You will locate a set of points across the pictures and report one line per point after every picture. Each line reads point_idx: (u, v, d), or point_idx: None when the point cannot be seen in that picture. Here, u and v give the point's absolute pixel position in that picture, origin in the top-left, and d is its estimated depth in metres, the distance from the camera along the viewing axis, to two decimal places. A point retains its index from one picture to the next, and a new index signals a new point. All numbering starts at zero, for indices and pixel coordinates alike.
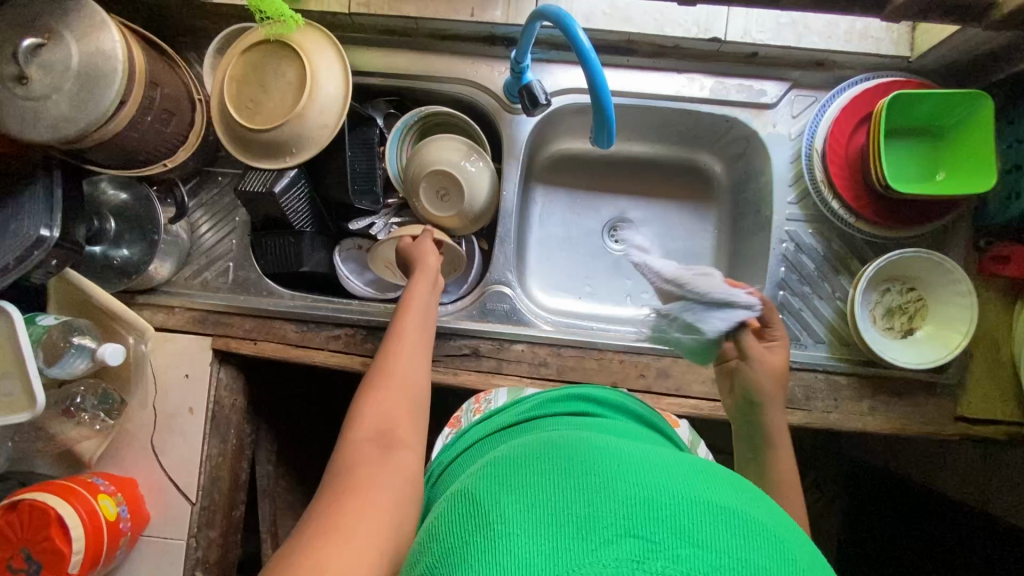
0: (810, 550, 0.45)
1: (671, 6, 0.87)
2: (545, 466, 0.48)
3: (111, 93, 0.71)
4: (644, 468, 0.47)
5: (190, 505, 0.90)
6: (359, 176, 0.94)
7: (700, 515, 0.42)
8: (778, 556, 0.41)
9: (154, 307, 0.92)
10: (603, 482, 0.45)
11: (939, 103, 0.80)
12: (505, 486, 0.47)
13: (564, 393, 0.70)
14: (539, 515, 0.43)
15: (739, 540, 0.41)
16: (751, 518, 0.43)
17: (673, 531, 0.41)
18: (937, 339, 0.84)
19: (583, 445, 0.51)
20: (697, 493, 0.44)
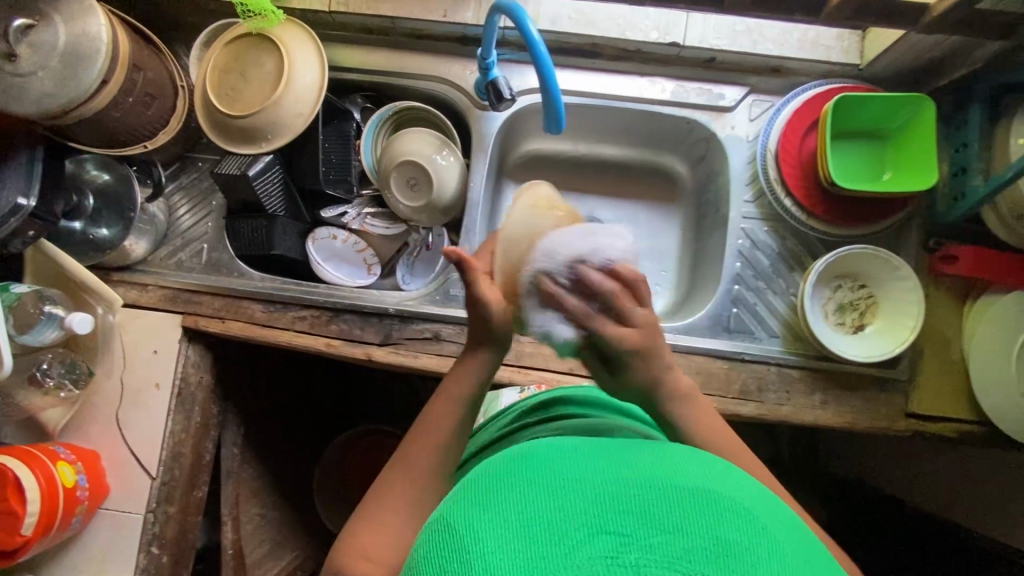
0: (787, 517, 0.42)
1: (634, 13, 0.93)
2: (505, 464, 0.44)
3: (94, 72, 0.75)
4: (610, 456, 0.44)
5: (151, 480, 0.91)
6: (334, 166, 0.99)
7: (670, 501, 0.39)
8: (752, 529, 0.39)
9: (128, 284, 0.95)
10: (571, 476, 0.41)
11: (884, 106, 0.84)
12: (465, 493, 0.42)
13: (545, 401, 0.71)
14: (505, 522, 0.38)
15: (711, 517, 0.38)
16: (720, 492, 0.41)
17: (643, 519, 0.38)
18: (885, 334, 0.87)
19: (544, 439, 0.47)
20: (665, 477, 0.41)
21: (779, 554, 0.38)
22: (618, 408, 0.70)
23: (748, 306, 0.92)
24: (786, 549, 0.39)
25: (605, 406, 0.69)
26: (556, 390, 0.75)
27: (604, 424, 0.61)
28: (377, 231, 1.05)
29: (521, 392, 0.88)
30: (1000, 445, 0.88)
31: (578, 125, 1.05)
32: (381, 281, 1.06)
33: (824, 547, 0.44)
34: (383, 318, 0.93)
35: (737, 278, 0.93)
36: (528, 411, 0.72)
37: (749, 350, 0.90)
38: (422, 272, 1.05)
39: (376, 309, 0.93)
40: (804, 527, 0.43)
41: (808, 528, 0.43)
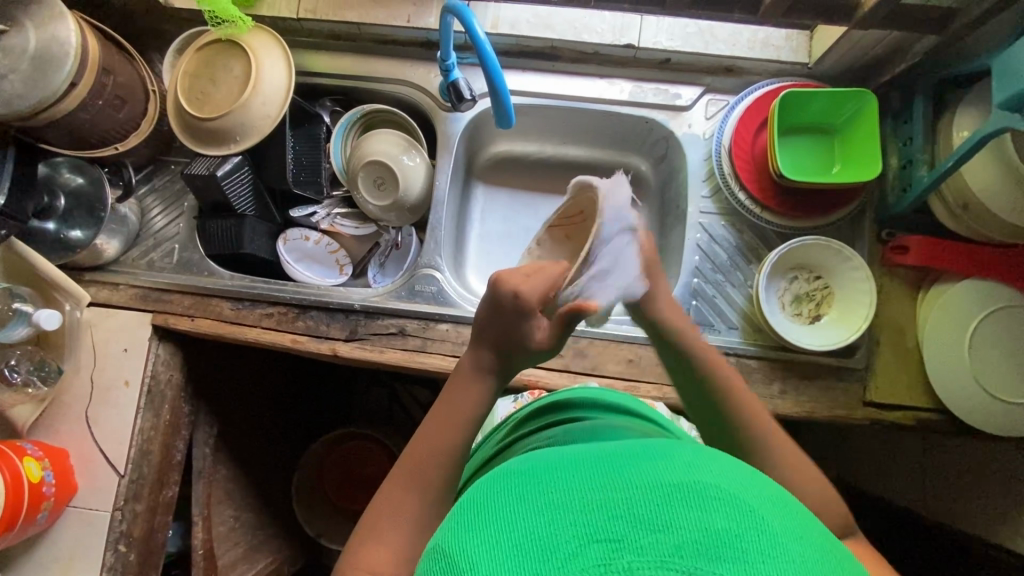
0: (784, 502, 0.41)
1: (589, 16, 0.96)
2: (496, 487, 0.43)
3: (62, 74, 0.78)
4: (601, 462, 0.42)
5: (118, 477, 0.92)
6: (304, 167, 1.02)
7: (658, 498, 0.37)
8: (741, 513, 0.37)
9: (99, 284, 0.97)
10: (559, 488, 0.40)
11: (829, 101, 0.87)
12: (457, 519, 0.41)
13: (545, 411, 0.72)
14: (497, 545, 0.37)
15: (700, 509, 0.37)
16: (707, 482, 0.39)
17: (632, 521, 0.36)
18: (841, 323, 0.89)
19: (534, 457, 0.46)
20: (651, 474, 0.40)
21: (771, 535, 0.36)
22: (615, 407, 0.70)
23: (707, 298, 0.94)
24: (782, 528, 0.37)
25: (602, 408, 0.70)
26: (554, 396, 0.76)
27: (595, 426, 0.62)
28: (348, 231, 1.08)
29: (515, 402, 0.91)
30: (959, 432, 0.88)
31: (543, 127, 1.08)
32: (352, 280, 1.08)
33: (828, 529, 0.41)
34: (349, 314, 0.95)
35: (697, 271, 0.95)
36: (528, 421, 0.74)
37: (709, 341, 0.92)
38: (392, 270, 1.07)
39: (342, 305, 0.94)
40: (805, 511, 0.41)
41: (812, 513, 0.41)
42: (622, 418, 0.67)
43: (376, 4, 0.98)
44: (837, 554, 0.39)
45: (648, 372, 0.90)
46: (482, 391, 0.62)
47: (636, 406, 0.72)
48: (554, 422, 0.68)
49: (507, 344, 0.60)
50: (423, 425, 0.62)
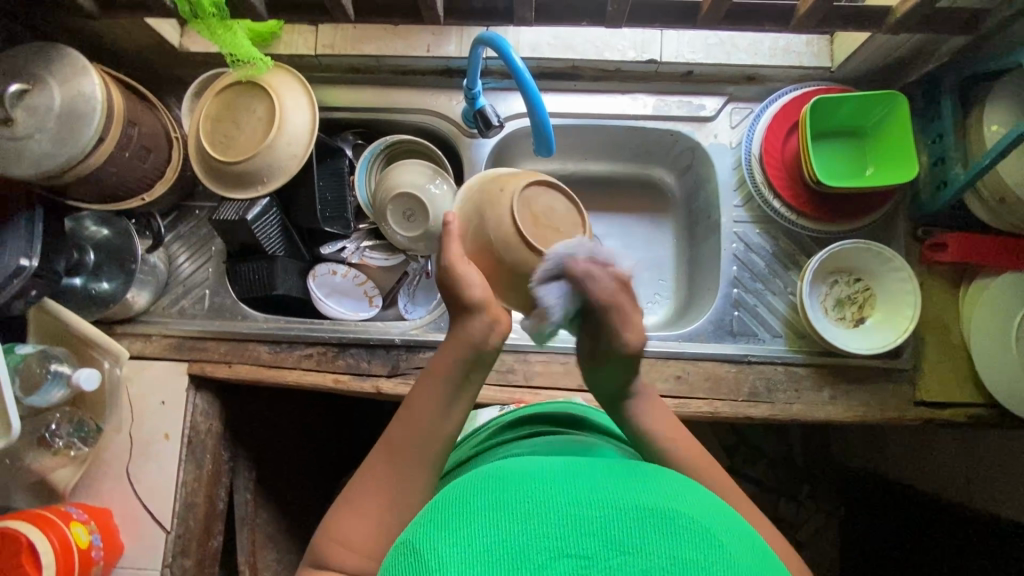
0: (747, 536, 0.44)
1: (610, 34, 0.96)
2: (480, 492, 0.46)
3: (90, 130, 0.77)
4: (579, 482, 0.46)
5: (165, 532, 0.90)
6: (329, 204, 0.99)
7: (630, 520, 0.41)
8: (708, 545, 0.40)
9: (132, 336, 0.95)
10: (539, 502, 0.43)
11: (858, 105, 0.87)
12: (439, 517, 0.44)
13: (522, 417, 0.72)
14: (476, 548, 0.40)
15: (669, 536, 0.41)
16: (679, 510, 0.43)
17: (602, 541, 0.40)
18: (886, 325, 0.89)
19: (515, 467, 0.49)
20: (624, 497, 0.44)
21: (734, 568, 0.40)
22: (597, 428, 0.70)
23: (749, 308, 0.93)
24: (744, 564, 0.41)
25: (583, 427, 0.70)
26: (533, 406, 0.76)
27: (579, 442, 0.62)
28: (376, 263, 1.07)
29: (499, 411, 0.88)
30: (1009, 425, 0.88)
31: (566, 146, 1.07)
32: (382, 312, 1.07)
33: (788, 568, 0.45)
34: (390, 349, 0.93)
35: (736, 281, 0.94)
36: (505, 427, 0.72)
37: (754, 351, 0.91)
38: (423, 299, 1.06)
39: (382, 340, 0.93)
40: (770, 551, 0.44)
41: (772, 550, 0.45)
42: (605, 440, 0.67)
43: (395, 35, 0.97)
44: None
45: (696, 387, 0.90)
46: (451, 344, 0.60)
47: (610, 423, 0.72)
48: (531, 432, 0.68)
49: (446, 288, 0.60)
50: (405, 401, 0.61)
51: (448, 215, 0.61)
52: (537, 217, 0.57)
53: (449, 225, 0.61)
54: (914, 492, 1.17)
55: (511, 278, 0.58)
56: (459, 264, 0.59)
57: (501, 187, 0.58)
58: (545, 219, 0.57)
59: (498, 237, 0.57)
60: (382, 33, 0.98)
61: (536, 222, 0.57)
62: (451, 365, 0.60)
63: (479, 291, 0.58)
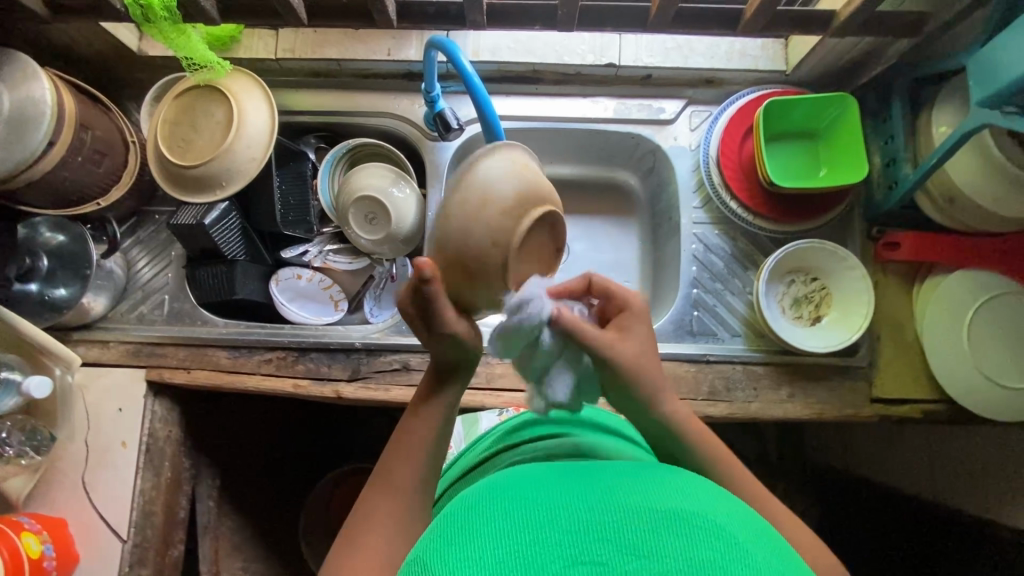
0: (763, 533, 0.43)
1: (569, 38, 0.97)
2: (486, 503, 0.45)
3: (39, 134, 0.77)
4: (588, 486, 0.45)
5: (122, 542, 0.88)
6: (292, 208, 1.00)
7: (645, 525, 0.40)
8: (723, 546, 0.39)
9: (89, 342, 0.94)
10: (549, 510, 0.42)
11: (810, 108, 0.89)
12: (443, 532, 0.43)
13: (528, 421, 0.71)
14: (485, 562, 0.39)
15: (687, 538, 0.39)
16: (694, 511, 0.42)
17: (618, 546, 0.39)
18: (841, 324, 0.90)
19: (522, 474, 0.49)
20: (638, 501, 0.43)
21: (753, 567, 0.39)
22: (599, 425, 0.69)
23: (708, 308, 0.94)
24: (763, 564, 0.39)
25: (587, 425, 0.69)
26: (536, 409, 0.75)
27: (587, 443, 0.61)
28: (341, 267, 1.07)
29: (499, 415, 0.87)
30: (965, 420, 0.90)
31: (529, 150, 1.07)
32: (349, 316, 1.06)
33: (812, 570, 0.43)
34: (350, 353, 0.93)
35: (695, 282, 0.95)
36: (511, 431, 0.71)
37: (714, 351, 0.92)
38: (389, 303, 1.06)
39: (343, 345, 0.93)
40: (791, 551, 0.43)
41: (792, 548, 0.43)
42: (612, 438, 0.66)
43: (355, 39, 0.98)
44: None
45: None
46: (443, 397, 0.59)
47: (613, 422, 0.72)
48: (539, 434, 0.67)
49: (437, 346, 0.57)
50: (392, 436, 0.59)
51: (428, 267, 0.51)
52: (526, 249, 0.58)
53: (431, 279, 0.52)
54: (880, 490, 1.18)
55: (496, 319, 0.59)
56: (451, 323, 0.55)
57: (485, 232, 0.55)
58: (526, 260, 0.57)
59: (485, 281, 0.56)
60: (342, 36, 0.98)
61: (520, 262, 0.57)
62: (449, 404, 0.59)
63: (479, 342, 0.58)
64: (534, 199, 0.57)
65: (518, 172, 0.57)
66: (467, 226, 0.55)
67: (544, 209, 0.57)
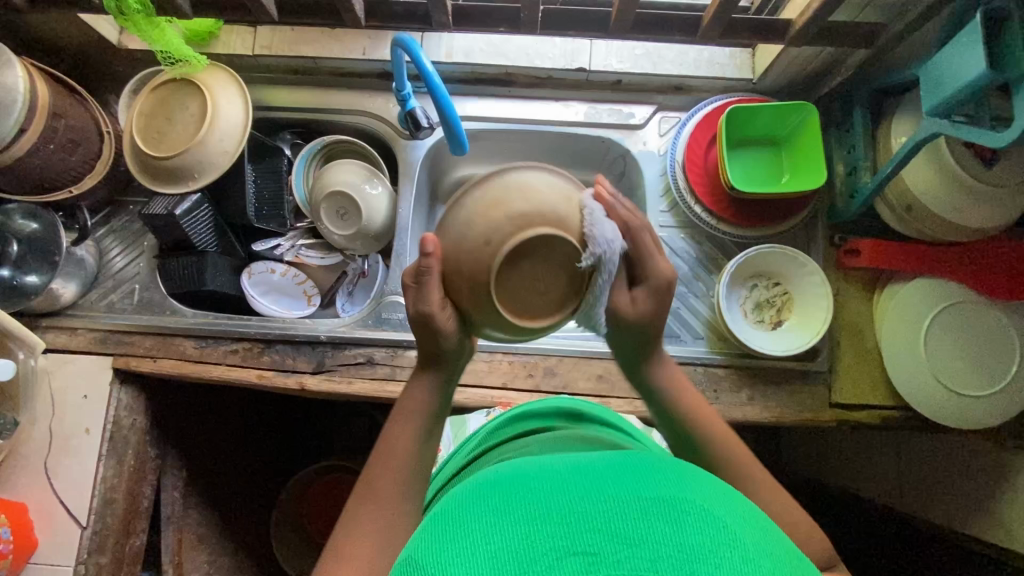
0: (751, 516, 0.44)
1: (541, 42, 0.99)
2: (477, 501, 0.46)
3: (10, 121, 0.79)
4: (577, 479, 0.46)
5: (81, 529, 0.88)
6: (266, 202, 1.01)
7: (633, 513, 0.42)
8: (709, 530, 0.41)
9: (57, 329, 0.95)
10: (540, 505, 0.43)
11: (774, 115, 0.90)
12: (434, 531, 0.44)
13: (512, 416, 0.73)
14: (480, 558, 0.40)
15: (675, 525, 0.41)
16: (680, 497, 0.43)
17: (609, 535, 0.40)
18: (801, 329, 0.91)
19: (510, 468, 0.50)
20: (626, 490, 0.44)
21: (742, 550, 0.40)
22: (579, 416, 0.70)
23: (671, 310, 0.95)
24: (750, 546, 0.41)
25: (569, 418, 0.70)
26: (517, 407, 0.76)
27: (563, 436, 0.62)
28: (314, 262, 1.07)
29: (487, 415, 0.88)
30: (924, 427, 0.90)
31: (503, 151, 1.09)
32: (321, 311, 1.07)
33: (797, 548, 0.44)
34: (316, 346, 0.93)
35: None
36: (497, 428, 0.72)
37: (676, 352, 0.93)
38: (361, 298, 1.07)
39: (308, 338, 0.93)
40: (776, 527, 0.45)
41: (781, 530, 0.44)
42: (592, 429, 0.67)
43: (331, 38, 0.99)
44: (801, 566, 0.42)
45: (617, 387, 0.91)
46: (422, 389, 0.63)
47: (592, 410, 0.73)
48: (526, 429, 0.69)
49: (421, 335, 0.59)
50: (381, 438, 0.62)
51: (430, 242, 0.54)
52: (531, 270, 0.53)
53: (432, 254, 0.54)
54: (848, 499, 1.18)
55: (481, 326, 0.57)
56: (435, 311, 0.56)
57: (484, 237, 0.51)
58: (524, 283, 0.53)
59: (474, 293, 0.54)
60: (319, 35, 1.00)
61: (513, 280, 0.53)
62: (429, 399, 0.63)
63: (458, 341, 0.60)
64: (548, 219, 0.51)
65: (532, 192, 0.52)
66: (477, 229, 0.52)
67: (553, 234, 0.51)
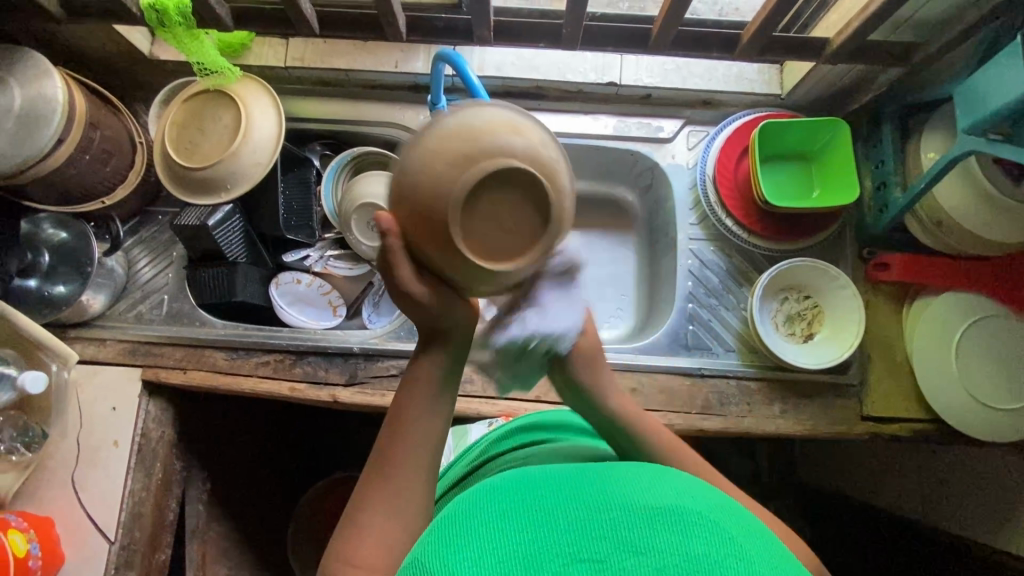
0: (759, 532, 0.43)
1: (572, 57, 1.00)
2: (484, 504, 0.45)
3: (49, 132, 0.78)
4: (584, 487, 0.45)
5: (110, 543, 0.87)
6: (295, 212, 1.01)
7: (639, 523, 0.41)
8: (714, 539, 0.40)
9: (85, 340, 0.94)
10: (547, 512, 0.43)
11: (804, 130, 0.91)
12: (440, 535, 0.43)
13: (511, 428, 0.72)
14: (483, 560, 0.40)
15: (679, 533, 0.40)
16: (686, 508, 0.42)
17: (614, 543, 0.40)
18: (832, 341, 0.92)
19: (519, 475, 0.49)
20: (632, 498, 0.43)
21: (748, 564, 0.39)
22: (582, 431, 0.70)
23: (703, 322, 0.96)
24: (758, 562, 0.39)
25: (571, 431, 0.69)
26: (524, 416, 0.75)
27: (568, 447, 0.62)
28: (341, 272, 1.07)
29: (489, 425, 0.88)
30: (953, 441, 0.91)
31: None
32: (347, 322, 1.07)
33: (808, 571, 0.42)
34: (348, 358, 0.93)
35: (691, 296, 0.97)
36: (498, 440, 0.72)
37: (708, 365, 0.93)
38: (387, 310, 1.05)
39: (340, 349, 0.93)
40: (784, 546, 0.43)
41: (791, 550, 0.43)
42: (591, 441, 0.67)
43: (364, 51, 1.00)
44: None
45: (651, 400, 0.91)
46: (424, 362, 0.58)
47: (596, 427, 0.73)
48: (530, 440, 0.68)
49: (407, 308, 0.54)
50: (387, 419, 0.57)
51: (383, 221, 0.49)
52: (503, 205, 0.46)
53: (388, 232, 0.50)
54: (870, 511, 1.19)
55: (460, 273, 0.49)
56: (408, 284, 0.52)
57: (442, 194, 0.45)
58: (484, 228, 0.46)
59: (441, 250, 0.48)
60: (352, 48, 1.00)
61: (475, 234, 0.46)
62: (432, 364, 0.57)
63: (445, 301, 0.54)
64: (499, 157, 0.45)
65: (471, 132, 0.46)
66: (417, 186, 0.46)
67: (507, 168, 0.44)
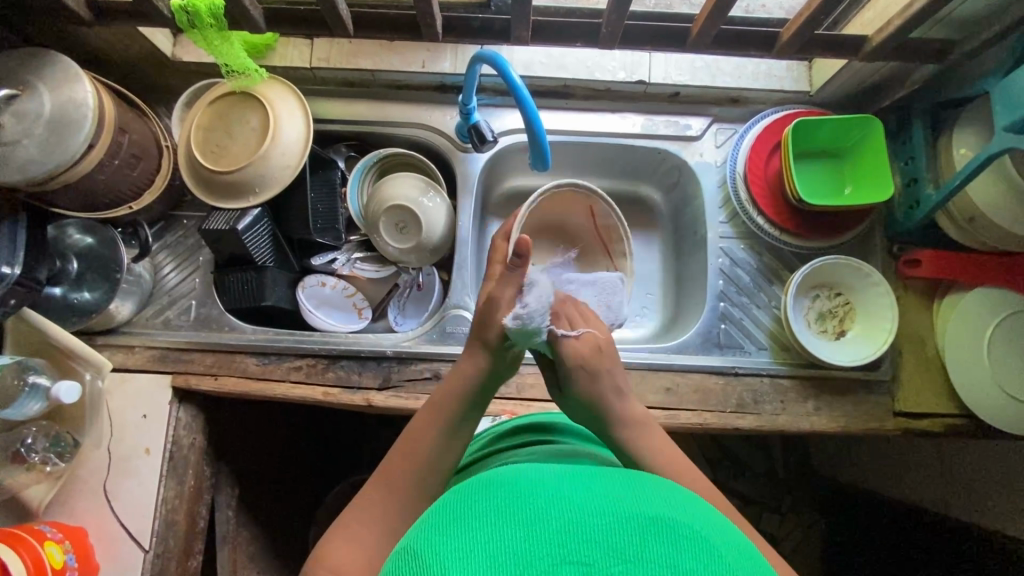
0: (750, 552, 0.41)
1: (600, 55, 1.00)
2: (479, 493, 0.42)
3: (80, 136, 0.76)
4: (578, 485, 0.42)
5: (144, 552, 0.86)
6: (320, 215, 0.98)
7: (634, 530, 0.38)
8: (709, 557, 0.37)
9: (114, 347, 0.93)
10: (540, 507, 0.39)
11: (836, 128, 0.91)
12: (432, 523, 0.40)
13: (518, 427, 0.71)
14: (471, 557, 0.36)
15: (674, 547, 0.37)
16: (682, 521, 0.39)
17: (605, 549, 0.37)
18: (865, 338, 0.93)
19: (512, 470, 0.46)
20: (628, 505, 0.40)
21: None
22: (589, 436, 0.69)
23: (734, 321, 0.96)
24: None
25: (578, 435, 0.69)
26: (528, 415, 0.75)
27: (579, 452, 0.61)
28: (367, 275, 1.06)
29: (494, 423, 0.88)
30: (986, 436, 0.91)
31: (557, 162, 1.09)
32: (372, 324, 1.06)
33: None
34: (381, 362, 0.92)
35: (721, 295, 0.97)
36: (504, 436, 0.71)
37: (741, 363, 0.93)
38: (413, 312, 1.06)
39: (373, 353, 0.92)
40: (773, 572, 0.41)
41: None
42: (596, 448, 0.66)
43: (390, 50, 0.99)
44: None
45: (685, 399, 0.91)
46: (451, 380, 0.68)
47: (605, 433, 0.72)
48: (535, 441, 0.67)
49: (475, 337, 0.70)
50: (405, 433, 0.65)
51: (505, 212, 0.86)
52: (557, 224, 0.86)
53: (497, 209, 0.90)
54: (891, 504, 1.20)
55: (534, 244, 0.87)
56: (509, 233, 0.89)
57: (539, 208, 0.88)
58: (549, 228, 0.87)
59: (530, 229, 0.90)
60: (377, 48, 0.99)
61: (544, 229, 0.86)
62: (460, 385, 0.67)
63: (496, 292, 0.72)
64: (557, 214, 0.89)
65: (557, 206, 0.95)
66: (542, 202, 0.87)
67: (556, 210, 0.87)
